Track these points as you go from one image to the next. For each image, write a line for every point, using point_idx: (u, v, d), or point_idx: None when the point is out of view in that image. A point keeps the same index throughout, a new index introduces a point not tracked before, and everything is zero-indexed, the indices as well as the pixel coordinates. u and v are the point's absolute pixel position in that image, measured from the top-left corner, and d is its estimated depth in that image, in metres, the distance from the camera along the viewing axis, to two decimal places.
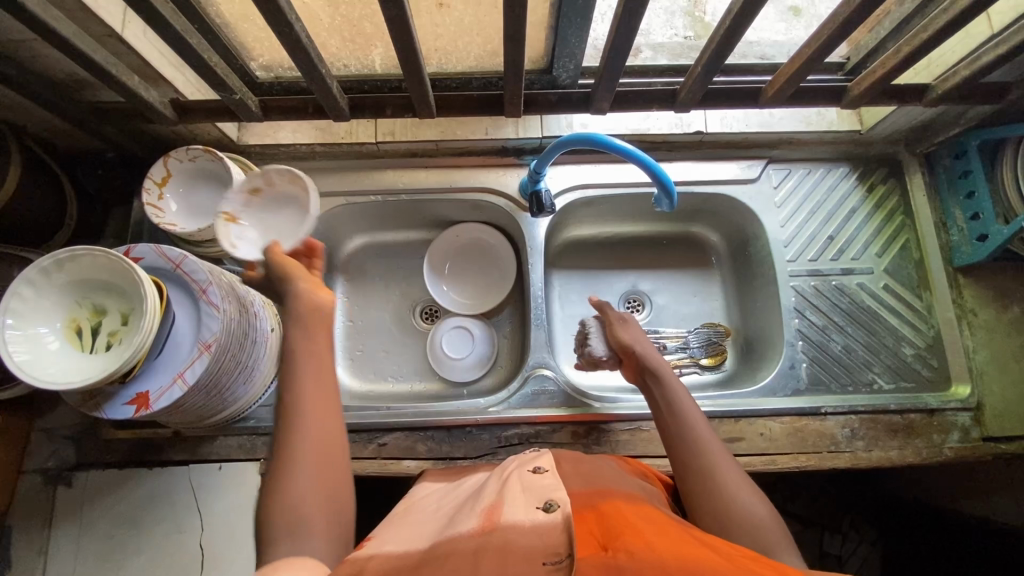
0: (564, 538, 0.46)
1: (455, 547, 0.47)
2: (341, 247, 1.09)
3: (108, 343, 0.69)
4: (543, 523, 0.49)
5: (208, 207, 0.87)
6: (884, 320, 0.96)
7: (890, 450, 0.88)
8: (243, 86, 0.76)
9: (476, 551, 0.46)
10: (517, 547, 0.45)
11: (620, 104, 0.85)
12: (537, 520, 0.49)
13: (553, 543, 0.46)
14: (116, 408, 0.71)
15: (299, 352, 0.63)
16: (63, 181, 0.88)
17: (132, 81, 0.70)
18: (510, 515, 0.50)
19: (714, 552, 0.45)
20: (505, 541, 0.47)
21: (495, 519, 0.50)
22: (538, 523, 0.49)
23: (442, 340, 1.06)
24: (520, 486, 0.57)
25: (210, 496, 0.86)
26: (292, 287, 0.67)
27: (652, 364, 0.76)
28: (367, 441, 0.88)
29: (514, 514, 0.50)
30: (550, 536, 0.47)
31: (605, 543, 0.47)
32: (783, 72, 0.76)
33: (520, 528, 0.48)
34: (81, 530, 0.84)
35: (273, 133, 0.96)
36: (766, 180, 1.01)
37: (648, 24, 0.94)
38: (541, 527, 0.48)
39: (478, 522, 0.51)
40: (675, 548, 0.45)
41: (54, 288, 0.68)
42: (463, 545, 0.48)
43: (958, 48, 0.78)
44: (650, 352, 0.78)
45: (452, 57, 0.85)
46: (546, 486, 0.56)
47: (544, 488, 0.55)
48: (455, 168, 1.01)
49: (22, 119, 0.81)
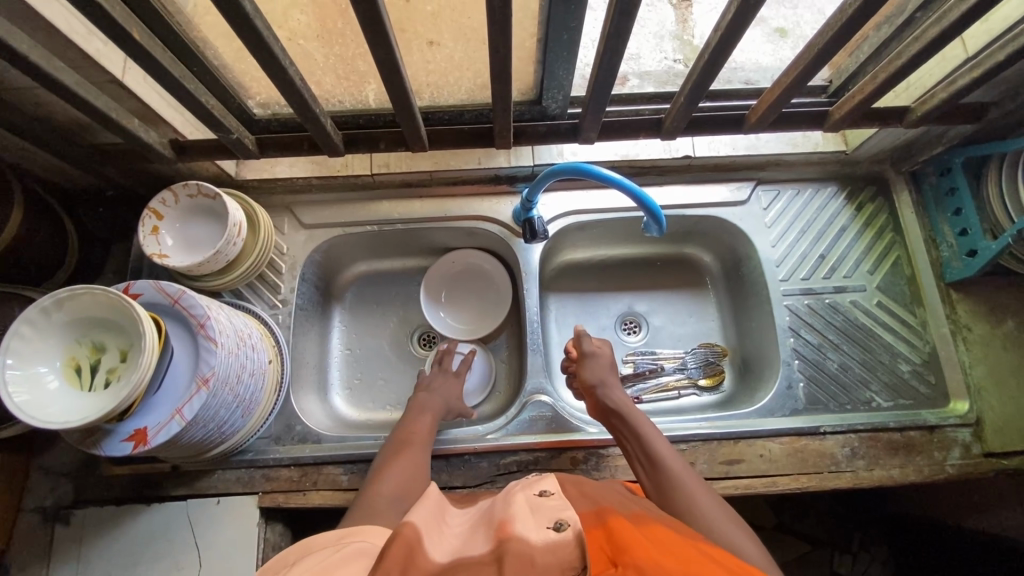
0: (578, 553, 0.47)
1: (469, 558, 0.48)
2: (338, 277, 1.10)
3: (107, 380, 0.70)
4: (555, 540, 0.49)
5: (203, 240, 0.89)
6: (879, 337, 0.96)
7: (891, 469, 0.88)
8: (239, 125, 0.78)
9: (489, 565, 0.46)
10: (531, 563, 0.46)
11: (608, 133, 0.87)
12: (547, 538, 0.49)
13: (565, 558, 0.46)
14: (114, 444, 0.71)
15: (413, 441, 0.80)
16: (64, 221, 0.89)
17: (131, 124, 0.72)
18: (522, 529, 0.51)
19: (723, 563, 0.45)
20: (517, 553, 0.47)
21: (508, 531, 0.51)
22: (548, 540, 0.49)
23: None
24: (527, 503, 0.57)
25: (210, 531, 0.85)
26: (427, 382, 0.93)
27: (620, 397, 0.81)
28: (365, 472, 0.88)
29: (525, 529, 0.51)
30: (562, 552, 0.48)
31: (615, 557, 0.47)
32: (765, 99, 0.78)
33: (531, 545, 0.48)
34: (80, 568, 0.84)
35: (271, 168, 0.98)
36: (756, 201, 1.03)
37: (638, 49, 0.99)
38: (552, 543, 0.49)
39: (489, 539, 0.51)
40: (684, 559, 0.45)
41: (53, 327, 0.69)
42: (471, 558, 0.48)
43: (936, 71, 0.80)
44: (616, 385, 0.83)
45: (444, 91, 0.88)
46: (554, 504, 0.56)
47: (552, 507, 0.55)
48: (449, 197, 1.03)
49: (25, 162, 0.83)
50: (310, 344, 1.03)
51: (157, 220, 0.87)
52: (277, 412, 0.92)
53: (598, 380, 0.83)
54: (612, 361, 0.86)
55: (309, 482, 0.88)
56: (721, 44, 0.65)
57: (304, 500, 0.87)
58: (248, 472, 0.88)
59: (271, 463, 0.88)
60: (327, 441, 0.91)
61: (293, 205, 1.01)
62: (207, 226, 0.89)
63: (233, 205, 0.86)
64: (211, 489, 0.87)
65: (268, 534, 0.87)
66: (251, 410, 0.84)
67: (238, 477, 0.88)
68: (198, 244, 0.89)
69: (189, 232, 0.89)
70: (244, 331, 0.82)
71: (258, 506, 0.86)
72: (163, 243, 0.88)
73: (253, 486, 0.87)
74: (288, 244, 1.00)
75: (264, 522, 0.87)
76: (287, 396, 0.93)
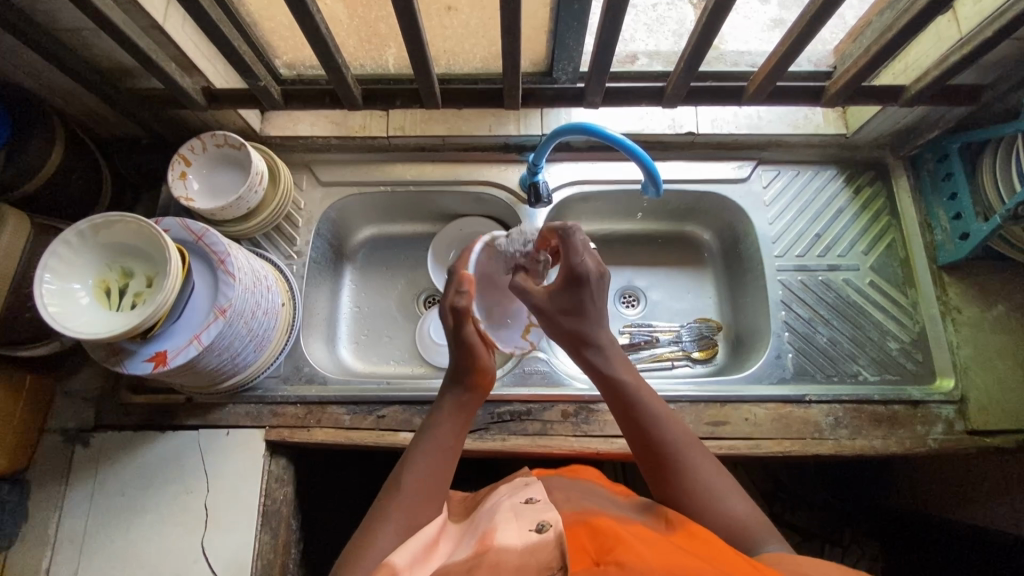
0: (557, 554, 0.50)
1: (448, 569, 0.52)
2: (351, 237, 1.16)
3: (133, 302, 0.76)
4: (535, 542, 0.53)
5: (226, 188, 0.95)
6: (869, 314, 0.99)
7: (874, 439, 0.90)
8: (267, 75, 0.84)
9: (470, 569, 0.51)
10: (508, 565, 0.50)
11: (611, 100, 0.91)
12: (529, 541, 0.53)
13: (545, 559, 0.50)
14: (135, 363, 0.76)
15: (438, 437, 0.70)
16: (100, 162, 0.96)
17: (168, 67, 0.78)
18: (502, 538, 0.54)
19: (703, 560, 0.50)
20: (497, 561, 0.51)
21: (489, 541, 0.54)
22: (530, 544, 0.53)
23: (431, 328, 1.10)
24: (512, 509, 0.60)
25: (219, 460, 0.90)
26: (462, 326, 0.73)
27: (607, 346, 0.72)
28: (367, 413, 0.93)
29: (508, 536, 0.55)
30: (543, 553, 0.51)
31: (598, 558, 0.52)
32: (763, 69, 0.83)
33: (513, 548, 0.52)
34: (95, 486, 0.90)
35: (294, 126, 1.04)
36: (756, 180, 1.06)
37: (656, 45, 1.00)
38: (532, 545, 0.52)
39: (472, 547, 0.55)
40: (667, 558, 0.49)
41: (88, 250, 0.75)
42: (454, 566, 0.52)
43: (932, 51, 0.83)
44: (602, 323, 0.72)
45: (460, 59, 0.93)
46: (538, 508, 0.59)
47: (536, 511, 0.58)
48: (460, 163, 1.07)
49: (68, 104, 0.90)
50: (321, 297, 1.08)
51: (185, 165, 0.93)
52: (287, 353, 0.97)
53: (581, 325, 0.71)
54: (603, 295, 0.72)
55: (313, 420, 0.93)
56: (716, 10, 0.70)
57: (307, 435, 0.91)
58: (257, 407, 0.93)
59: (279, 399, 0.94)
60: (333, 383, 0.96)
61: (311, 163, 1.06)
62: (233, 175, 0.95)
63: (256, 155, 0.92)
64: (222, 421, 0.93)
65: (272, 467, 0.91)
66: (263, 345, 0.90)
67: (248, 412, 0.93)
68: (222, 191, 0.95)
69: (214, 179, 0.95)
70: (262, 273, 0.88)
71: (264, 439, 0.91)
72: (189, 187, 0.93)
73: (260, 420, 0.92)
74: (305, 200, 1.05)
75: (269, 455, 0.91)
76: (297, 339, 0.98)
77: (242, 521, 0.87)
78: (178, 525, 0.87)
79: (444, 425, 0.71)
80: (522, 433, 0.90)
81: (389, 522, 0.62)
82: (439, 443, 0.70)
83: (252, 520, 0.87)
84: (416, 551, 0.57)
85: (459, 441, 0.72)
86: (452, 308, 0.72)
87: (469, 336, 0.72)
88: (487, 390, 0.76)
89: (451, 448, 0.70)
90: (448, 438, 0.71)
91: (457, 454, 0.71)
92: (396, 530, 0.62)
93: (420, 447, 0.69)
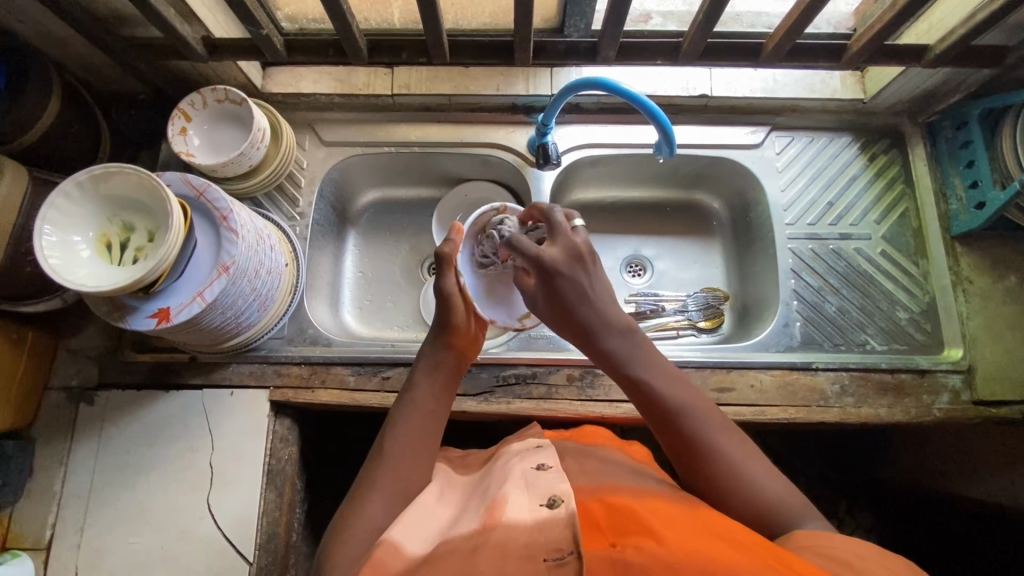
0: (567, 534, 0.50)
1: (455, 546, 0.52)
2: (355, 201, 1.14)
3: (135, 257, 0.75)
4: (545, 519, 0.53)
5: (228, 145, 0.93)
6: (879, 284, 0.98)
7: (879, 408, 0.90)
8: (269, 24, 0.81)
9: (476, 547, 0.50)
10: (515, 544, 0.50)
11: (625, 57, 0.88)
12: (539, 517, 0.53)
13: (554, 537, 0.50)
14: (138, 319, 0.75)
15: (420, 398, 0.70)
16: (98, 117, 0.93)
17: (168, 13, 0.75)
18: (512, 514, 0.54)
19: (726, 544, 0.50)
20: (504, 539, 0.51)
21: (498, 516, 0.55)
22: (540, 520, 0.53)
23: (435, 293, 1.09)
24: (524, 478, 0.60)
25: (222, 418, 0.90)
26: (441, 283, 0.76)
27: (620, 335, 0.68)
28: (372, 374, 0.93)
29: (517, 512, 0.55)
30: (553, 531, 0.51)
31: (614, 539, 0.51)
32: (783, 25, 0.80)
33: (521, 526, 0.52)
34: (99, 443, 0.90)
35: (296, 83, 1.01)
36: (769, 146, 1.04)
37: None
38: (542, 522, 0.52)
39: (479, 521, 0.55)
40: (686, 543, 0.49)
41: (87, 203, 0.74)
42: (459, 544, 0.52)
43: (959, 9, 0.80)
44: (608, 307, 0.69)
45: (468, 13, 0.90)
46: (550, 480, 0.59)
47: (548, 482, 0.58)
48: (466, 124, 1.05)
49: (64, 53, 0.87)
50: (324, 260, 1.06)
51: (186, 121, 0.91)
52: (291, 315, 0.96)
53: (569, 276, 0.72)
54: (592, 274, 0.69)
55: (317, 380, 0.92)
56: None
57: (312, 396, 0.91)
58: (261, 366, 0.93)
59: (283, 360, 0.93)
60: (337, 345, 0.96)
61: (314, 122, 1.04)
62: (234, 131, 0.93)
63: (258, 111, 0.89)
64: (226, 380, 0.92)
65: (277, 427, 0.91)
66: (267, 305, 0.89)
67: (252, 371, 0.93)
68: (224, 148, 0.93)
69: (217, 136, 0.93)
70: (264, 232, 0.86)
71: (269, 399, 0.91)
72: (190, 143, 0.91)
73: (265, 381, 0.92)
74: (308, 159, 1.03)
75: (274, 416, 0.91)
76: (300, 301, 0.98)
77: (246, 479, 0.87)
78: (183, 481, 0.88)
79: (423, 385, 0.71)
80: (527, 397, 0.90)
81: (378, 491, 0.62)
82: (422, 406, 0.69)
83: (257, 479, 0.88)
84: (411, 520, 0.59)
85: (443, 402, 0.71)
86: (437, 254, 0.76)
87: (447, 287, 0.75)
88: (468, 352, 0.76)
89: (434, 410, 0.70)
90: (430, 400, 0.70)
91: (442, 416, 0.71)
92: (392, 499, 0.62)
93: (405, 410, 0.69)
